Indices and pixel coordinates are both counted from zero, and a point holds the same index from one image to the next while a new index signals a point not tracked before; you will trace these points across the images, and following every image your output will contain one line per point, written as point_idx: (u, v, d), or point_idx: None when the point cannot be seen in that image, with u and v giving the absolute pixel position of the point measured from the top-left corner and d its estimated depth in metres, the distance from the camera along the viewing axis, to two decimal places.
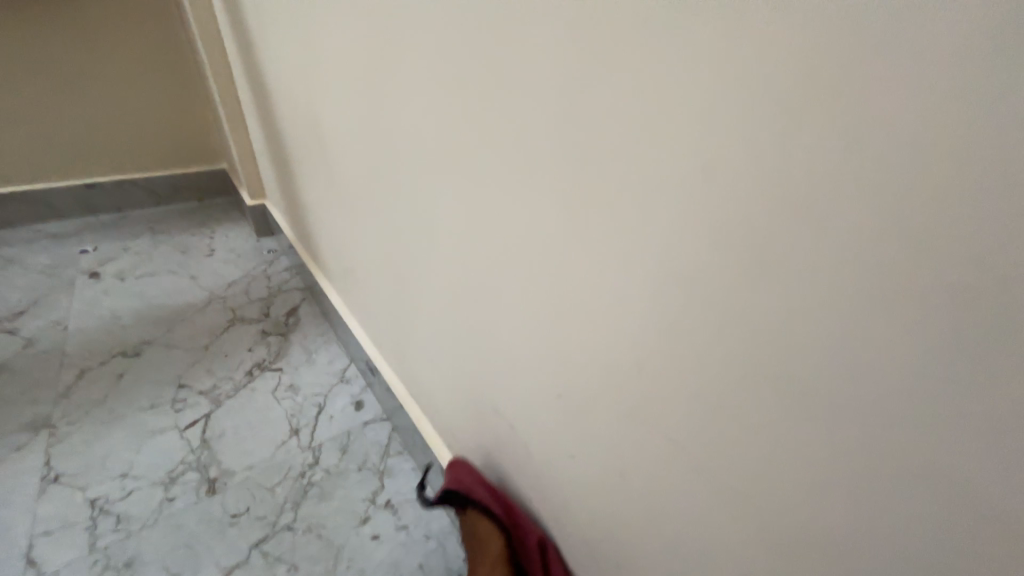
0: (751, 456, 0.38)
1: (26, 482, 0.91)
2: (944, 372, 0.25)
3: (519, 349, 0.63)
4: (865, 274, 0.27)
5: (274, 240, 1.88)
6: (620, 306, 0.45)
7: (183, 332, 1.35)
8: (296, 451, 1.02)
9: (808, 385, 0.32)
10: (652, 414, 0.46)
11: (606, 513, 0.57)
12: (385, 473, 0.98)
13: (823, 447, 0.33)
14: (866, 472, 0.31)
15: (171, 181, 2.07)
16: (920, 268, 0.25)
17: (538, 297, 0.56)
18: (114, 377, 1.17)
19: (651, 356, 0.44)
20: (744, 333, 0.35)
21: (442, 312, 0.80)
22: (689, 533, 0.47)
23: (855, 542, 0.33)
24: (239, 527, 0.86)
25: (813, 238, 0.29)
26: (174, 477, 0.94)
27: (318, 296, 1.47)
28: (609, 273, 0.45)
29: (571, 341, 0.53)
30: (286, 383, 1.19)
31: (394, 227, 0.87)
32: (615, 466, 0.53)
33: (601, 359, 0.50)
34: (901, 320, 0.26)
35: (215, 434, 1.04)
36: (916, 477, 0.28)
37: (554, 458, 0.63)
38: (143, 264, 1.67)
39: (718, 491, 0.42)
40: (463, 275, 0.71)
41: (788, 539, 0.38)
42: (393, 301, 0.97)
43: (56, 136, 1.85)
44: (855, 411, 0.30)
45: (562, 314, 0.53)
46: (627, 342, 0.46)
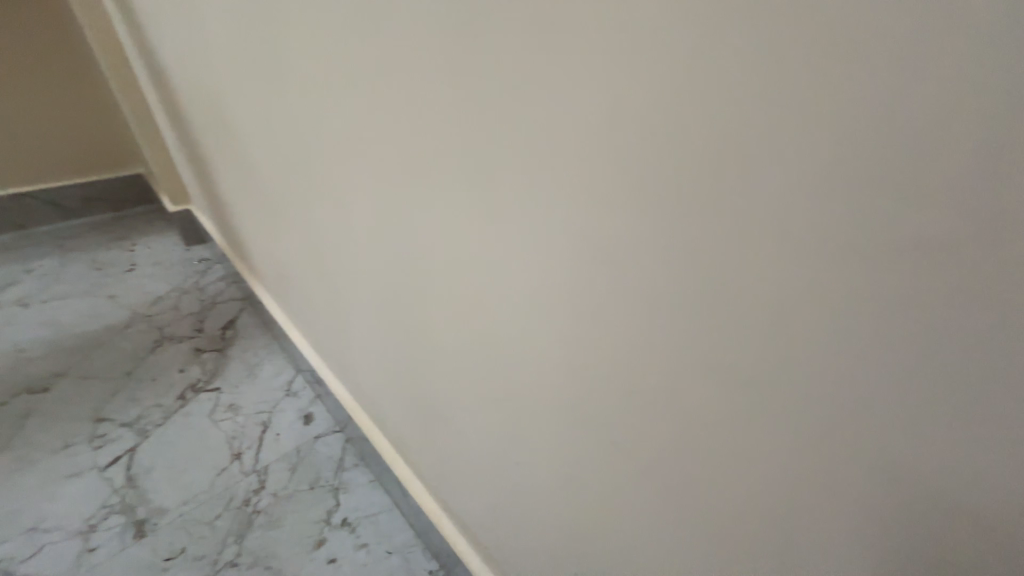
0: (708, 445, 0.34)
1: None
2: (916, 341, 0.22)
3: (461, 346, 0.58)
4: (819, 241, 0.24)
5: (205, 248, 1.72)
6: (562, 293, 0.40)
7: (101, 358, 1.20)
8: (240, 477, 0.92)
9: (765, 368, 0.29)
10: (604, 409, 0.42)
11: (565, 514, 0.54)
12: (339, 489, 0.90)
13: (783, 435, 0.29)
14: (831, 462, 0.28)
15: (80, 190, 1.85)
16: (879, 229, 0.22)
17: (475, 287, 0.50)
18: (19, 418, 1.03)
19: (596, 345, 0.39)
20: (693, 314, 0.31)
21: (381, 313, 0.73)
22: (650, 531, 0.44)
23: (819, 534, 0.30)
24: (175, 570, 0.77)
25: (761, 201, 0.25)
26: (96, 523, 0.83)
27: (258, 305, 1.36)
28: (546, 254, 0.40)
29: (514, 333, 0.48)
30: (225, 404, 1.09)
31: (321, 222, 0.78)
32: (571, 465, 0.49)
33: (546, 353, 0.45)
34: (861, 291, 0.23)
35: (143, 469, 0.93)
36: (884, 459, 0.25)
37: (510, 460, 0.58)
38: (52, 286, 1.49)
39: (677, 487, 0.39)
40: (396, 269, 0.64)
41: (750, 533, 0.35)
42: (332, 306, 0.88)
43: None
44: (816, 394, 0.27)
45: (502, 304, 0.48)
46: (571, 333, 0.41)
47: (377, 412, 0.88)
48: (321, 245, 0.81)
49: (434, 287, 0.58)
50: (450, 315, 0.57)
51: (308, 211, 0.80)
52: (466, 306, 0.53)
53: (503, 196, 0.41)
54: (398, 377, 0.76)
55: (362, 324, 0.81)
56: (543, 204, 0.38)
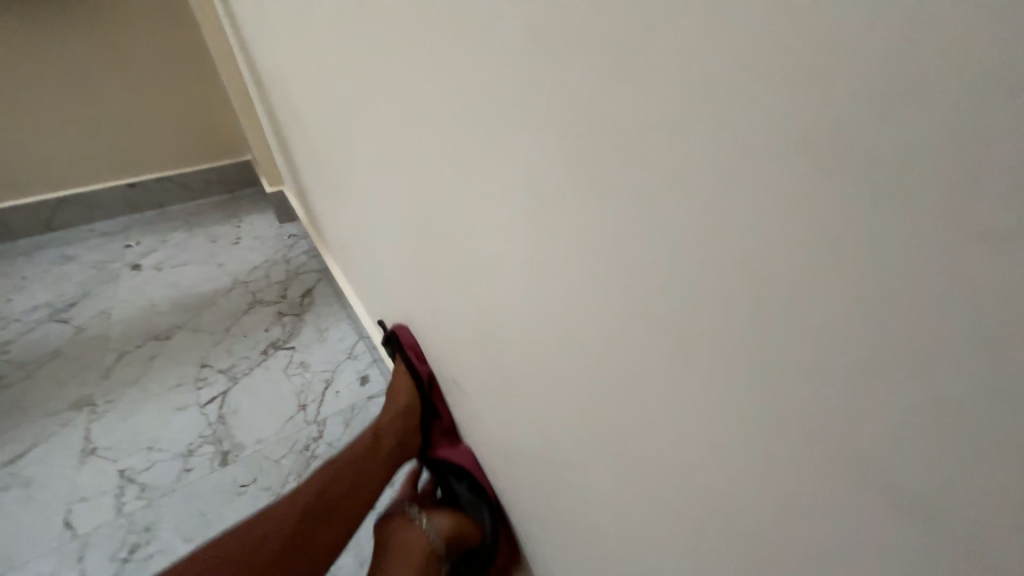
0: (697, 422, 0.31)
1: (70, 454, 1.00)
2: (919, 315, 0.18)
3: (479, 314, 0.59)
4: (808, 195, 0.20)
5: (294, 225, 1.93)
6: (560, 261, 0.39)
7: (209, 316, 1.42)
8: (303, 425, 1.04)
9: (753, 345, 0.25)
10: (602, 383, 0.40)
11: (573, 490, 0.53)
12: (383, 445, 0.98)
13: (774, 422, 0.26)
14: (826, 455, 0.24)
15: (202, 175, 2.18)
16: (874, 178, 0.18)
17: (486, 253, 0.51)
18: (147, 359, 1.26)
19: (592, 310, 0.38)
20: (679, 283, 0.28)
21: (417, 282, 0.77)
22: (649, 516, 0.41)
23: (814, 538, 0.27)
24: (246, 496, 0.90)
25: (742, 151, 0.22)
26: (192, 450, 0.99)
27: (331, 276, 1.50)
28: (543, 215, 0.39)
29: (521, 300, 0.48)
30: (297, 361, 1.23)
31: (367, 196, 0.83)
32: (576, 438, 0.48)
33: (549, 322, 0.44)
34: (854, 255, 0.19)
35: (230, 410, 1.09)
36: (878, 452, 0.21)
37: (525, 431, 0.59)
38: (179, 254, 1.78)
39: (671, 470, 0.36)
40: (424, 239, 0.66)
41: (745, 527, 0.31)
42: (383, 277, 0.95)
43: (96, 141, 1.97)
44: (808, 378, 0.23)
45: (509, 271, 0.48)
46: (570, 302, 0.40)
47: (419, 376, 0.93)
48: (369, 218, 0.87)
49: (454, 256, 0.59)
50: (468, 283, 0.58)
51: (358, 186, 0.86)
52: (479, 274, 0.54)
53: (503, 157, 0.41)
54: (435, 343, 0.80)
55: (405, 293, 0.86)
56: (536, 161, 0.37)
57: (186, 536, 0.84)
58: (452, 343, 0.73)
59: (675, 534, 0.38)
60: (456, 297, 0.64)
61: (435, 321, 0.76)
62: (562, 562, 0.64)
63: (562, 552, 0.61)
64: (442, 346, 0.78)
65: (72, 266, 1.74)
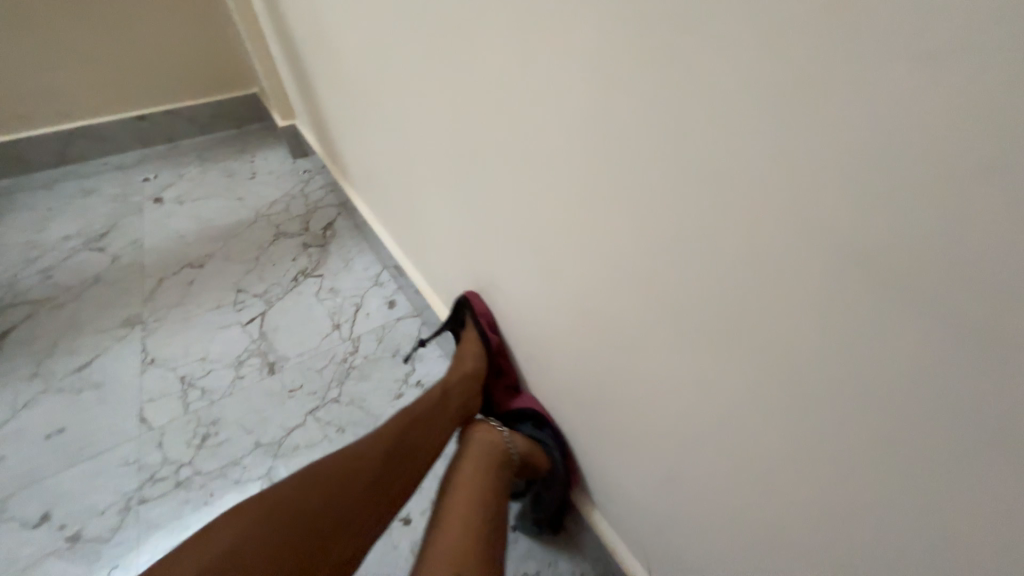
0: (727, 283, 0.40)
1: (131, 363, 1.11)
2: (920, 174, 0.25)
3: (517, 223, 0.65)
4: (846, 90, 0.27)
5: (308, 160, 1.94)
6: (610, 166, 0.46)
7: (237, 246, 1.49)
8: (339, 341, 1.14)
9: (784, 218, 0.33)
10: (641, 271, 0.48)
11: (601, 371, 0.63)
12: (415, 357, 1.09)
13: (793, 276, 0.34)
14: (836, 296, 0.32)
15: (210, 107, 2.15)
16: (903, 70, 0.24)
17: (529, 164, 0.57)
18: (186, 284, 1.34)
19: (630, 203, 0.45)
20: (725, 173, 0.36)
21: (449, 203, 0.82)
22: (672, 380, 0.51)
23: (818, 363, 0.36)
24: (295, 398, 1.02)
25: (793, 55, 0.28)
26: (242, 360, 1.10)
27: (351, 210, 1.55)
28: (591, 122, 0.45)
29: (561, 205, 0.55)
30: (327, 287, 1.31)
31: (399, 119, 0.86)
32: (608, 325, 0.57)
33: (594, 223, 0.51)
34: (878, 131, 0.26)
35: (270, 328, 1.19)
36: (876, 285, 0.30)
37: (561, 329, 0.67)
38: (198, 188, 1.81)
39: (698, 335, 0.45)
40: (460, 157, 0.71)
41: (759, 369, 0.41)
42: (412, 203, 1.00)
43: (101, 70, 1.93)
44: (826, 239, 0.31)
45: (551, 178, 0.54)
46: (618, 204, 0.47)
47: (449, 295, 1.02)
48: (400, 142, 0.91)
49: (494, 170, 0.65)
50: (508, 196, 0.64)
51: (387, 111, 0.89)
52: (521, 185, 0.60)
53: (562, 69, 0.45)
54: (467, 260, 0.86)
55: (435, 216, 0.91)
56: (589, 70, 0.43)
57: (247, 429, 0.96)
58: (485, 258, 0.79)
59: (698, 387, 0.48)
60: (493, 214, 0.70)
61: (468, 240, 0.83)
62: (585, 440, 0.75)
63: (591, 430, 0.72)
64: (475, 264, 0.85)
65: (95, 199, 1.78)
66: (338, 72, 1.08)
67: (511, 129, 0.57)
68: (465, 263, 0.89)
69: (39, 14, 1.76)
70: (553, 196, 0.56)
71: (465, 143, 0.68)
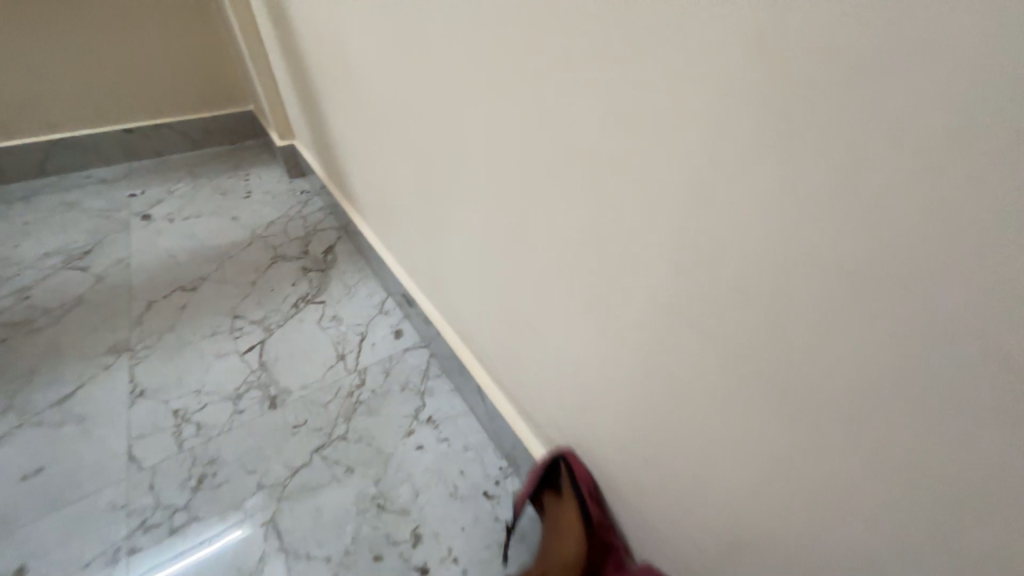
0: (774, 359, 0.39)
1: (117, 395, 1.04)
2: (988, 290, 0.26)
3: (546, 261, 0.64)
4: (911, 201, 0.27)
5: (306, 181, 1.91)
6: (650, 232, 0.45)
7: (232, 268, 1.43)
8: (345, 373, 1.10)
9: (838, 308, 0.33)
10: (680, 335, 0.47)
11: (628, 425, 0.61)
12: (427, 392, 1.06)
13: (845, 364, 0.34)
14: (891, 389, 0.32)
15: (203, 123, 2.10)
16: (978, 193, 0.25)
17: (566, 204, 0.55)
18: (177, 308, 1.28)
19: (678, 256, 0.44)
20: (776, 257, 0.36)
21: (472, 236, 0.81)
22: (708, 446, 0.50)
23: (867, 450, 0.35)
24: (300, 435, 0.97)
25: (857, 162, 0.29)
26: (241, 393, 1.04)
27: (353, 235, 1.52)
28: (639, 171, 0.44)
29: (598, 250, 0.53)
30: (330, 314, 1.27)
31: (420, 150, 0.85)
32: (646, 373, 0.55)
33: (631, 283, 0.51)
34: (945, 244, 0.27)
35: (271, 358, 1.14)
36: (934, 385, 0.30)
37: (588, 379, 0.66)
38: (188, 205, 1.74)
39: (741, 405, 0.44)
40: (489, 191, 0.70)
41: (804, 447, 0.40)
42: (428, 236, 0.99)
43: (91, 81, 1.87)
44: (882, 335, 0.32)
45: (591, 221, 0.52)
46: (657, 268, 0.46)
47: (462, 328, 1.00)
48: (421, 175, 0.90)
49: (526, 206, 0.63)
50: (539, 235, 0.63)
51: (409, 143, 0.88)
52: (554, 223, 0.58)
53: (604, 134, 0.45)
54: (487, 295, 0.85)
55: (454, 247, 0.90)
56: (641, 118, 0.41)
57: (248, 470, 0.91)
58: (507, 293, 0.78)
59: (736, 457, 0.47)
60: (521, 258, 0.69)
61: (489, 274, 0.81)
62: (605, 493, 0.73)
63: (613, 483, 0.70)
64: (494, 303, 0.84)
65: (76, 213, 1.69)
66: (354, 100, 1.07)
67: (548, 168, 0.55)
68: (483, 300, 0.87)
69: (28, 22, 1.70)
70: (587, 250, 0.55)
71: (496, 178, 0.67)
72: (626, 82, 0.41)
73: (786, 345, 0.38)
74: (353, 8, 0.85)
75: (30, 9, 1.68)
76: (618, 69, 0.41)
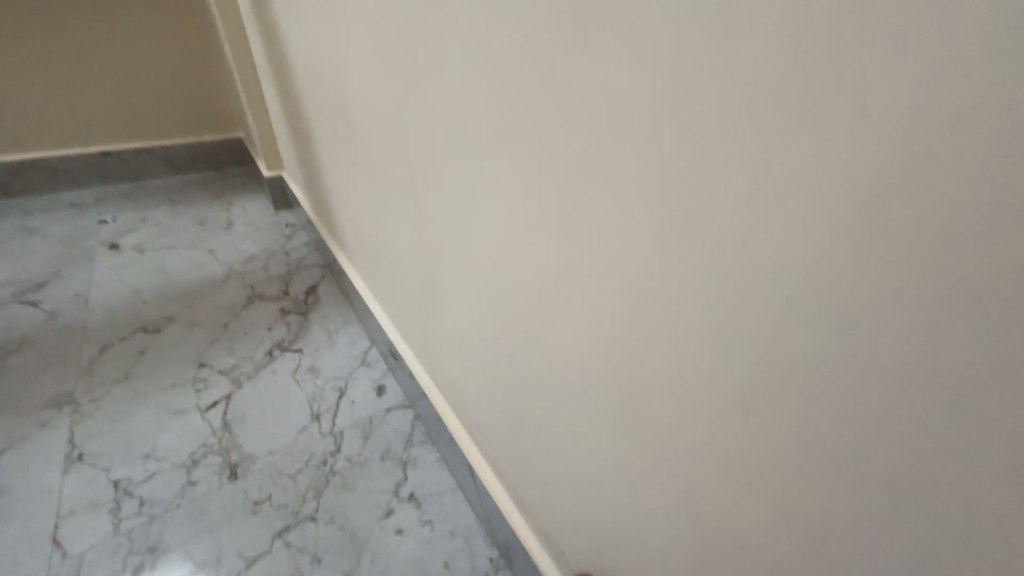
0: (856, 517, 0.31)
1: (52, 460, 0.91)
2: None
3: (559, 339, 0.56)
4: None
5: (292, 213, 1.83)
6: (697, 337, 0.39)
7: (203, 308, 1.32)
8: (318, 436, 0.99)
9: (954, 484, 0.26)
10: (728, 456, 0.40)
11: (654, 538, 0.52)
12: (411, 462, 0.95)
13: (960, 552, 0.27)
14: None
15: (188, 149, 2.02)
16: None
17: (588, 283, 0.48)
18: (136, 353, 1.15)
19: (731, 364, 0.37)
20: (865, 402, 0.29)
21: (471, 299, 0.73)
22: None
23: None
24: (261, 515, 0.85)
25: (998, 320, 0.22)
26: (196, 460, 0.92)
27: (339, 275, 1.43)
28: (685, 262, 0.37)
29: (625, 339, 0.46)
30: (307, 365, 1.16)
31: (418, 202, 0.78)
32: (675, 487, 0.47)
33: (668, 385, 0.43)
34: None
35: (236, 417, 1.02)
36: None
37: (603, 477, 0.57)
38: (163, 236, 1.64)
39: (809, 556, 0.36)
40: (495, 255, 0.62)
41: None
42: (420, 289, 0.91)
43: (71, 102, 1.80)
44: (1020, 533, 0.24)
45: (620, 307, 0.45)
46: (704, 377, 0.39)
47: (452, 392, 0.90)
48: (416, 228, 0.83)
49: (537, 276, 0.56)
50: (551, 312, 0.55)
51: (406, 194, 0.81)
52: (572, 301, 0.51)
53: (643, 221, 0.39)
54: (483, 364, 0.76)
55: (449, 306, 0.82)
56: (693, 205, 0.35)
57: (195, 561, 0.78)
58: (508, 366, 0.69)
59: None
60: (528, 332, 0.62)
61: (488, 341, 0.73)
62: None
63: None
64: (491, 373, 0.75)
65: (37, 240, 1.57)
66: (349, 141, 1.01)
67: (568, 242, 0.49)
68: (479, 368, 0.79)
69: (9, 40, 1.64)
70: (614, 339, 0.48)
71: (504, 244, 0.60)
72: (676, 170, 0.35)
73: (873, 495, 0.31)
74: (353, 53, 0.79)
75: (12, 28, 1.62)
76: (665, 155, 0.35)
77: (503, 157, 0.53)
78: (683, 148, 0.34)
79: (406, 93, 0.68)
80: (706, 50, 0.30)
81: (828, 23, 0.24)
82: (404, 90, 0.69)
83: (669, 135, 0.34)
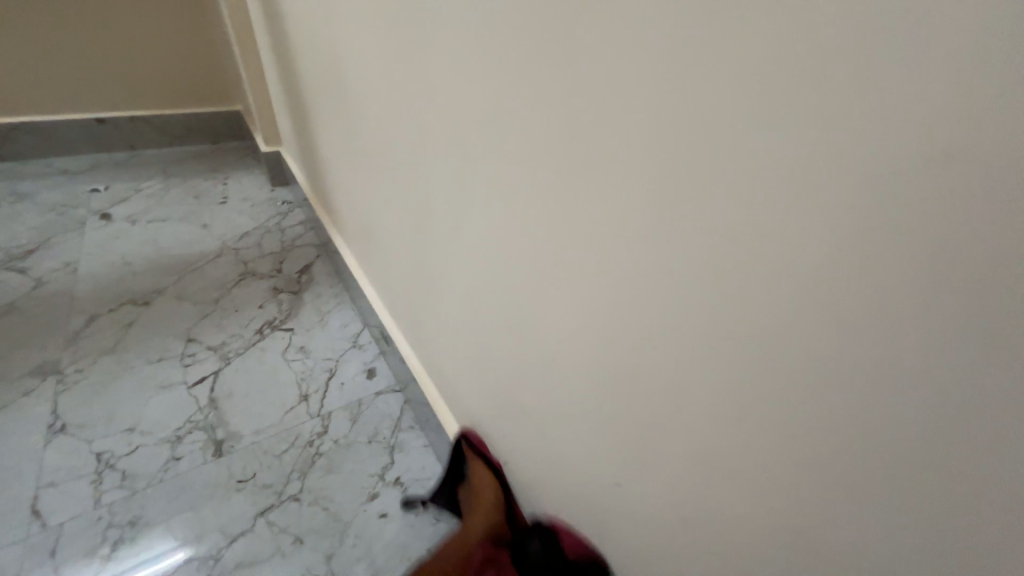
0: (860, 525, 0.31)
1: (33, 430, 0.90)
2: None
3: (546, 324, 0.54)
4: None
5: (289, 190, 1.79)
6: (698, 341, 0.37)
7: (193, 283, 1.30)
8: (305, 417, 0.98)
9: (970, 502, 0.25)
10: (723, 459, 0.38)
11: (640, 537, 0.51)
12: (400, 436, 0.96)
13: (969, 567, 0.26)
14: None
15: (183, 120, 1.97)
16: None
17: (580, 267, 0.45)
18: (123, 326, 1.13)
19: (728, 358, 0.35)
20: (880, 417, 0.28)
21: (461, 282, 0.71)
22: None
23: None
24: (244, 493, 0.84)
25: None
26: (181, 435, 0.91)
27: (333, 255, 1.41)
28: (689, 262, 0.35)
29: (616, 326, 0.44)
30: (297, 345, 1.15)
31: (411, 181, 0.75)
32: (665, 487, 0.46)
33: (663, 386, 0.41)
34: None
35: (223, 393, 1.00)
36: None
37: (591, 475, 0.56)
38: (155, 208, 1.60)
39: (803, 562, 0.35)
40: (486, 236, 0.60)
41: None
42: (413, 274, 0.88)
43: (62, 65, 1.74)
44: None
45: (611, 294, 0.43)
46: (701, 378, 0.38)
47: (441, 378, 0.89)
48: (409, 208, 0.80)
49: (527, 260, 0.53)
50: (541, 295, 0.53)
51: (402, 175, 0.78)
52: (562, 286, 0.49)
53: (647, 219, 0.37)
54: (473, 351, 0.75)
55: (439, 289, 0.80)
56: (701, 204, 0.32)
57: (176, 536, 0.78)
58: (497, 353, 0.68)
59: None
60: (520, 323, 0.60)
61: (478, 325, 0.71)
62: None
63: None
64: (481, 362, 0.73)
65: (26, 206, 1.53)
66: (344, 115, 0.98)
67: (562, 224, 0.46)
68: (469, 356, 0.77)
69: None
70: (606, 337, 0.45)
71: (496, 225, 0.57)
72: (685, 166, 0.32)
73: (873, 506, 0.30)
74: (351, 23, 0.76)
75: None
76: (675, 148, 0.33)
77: (501, 141, 0.51)
78: (695, 126, 0.31)
79: (402, 67, 0.65)
80: (724, 34, 0.28)
81: (870, 1, 0.22)
82: (400, 64, 0.65)
83: (681, 110, 0.31)
